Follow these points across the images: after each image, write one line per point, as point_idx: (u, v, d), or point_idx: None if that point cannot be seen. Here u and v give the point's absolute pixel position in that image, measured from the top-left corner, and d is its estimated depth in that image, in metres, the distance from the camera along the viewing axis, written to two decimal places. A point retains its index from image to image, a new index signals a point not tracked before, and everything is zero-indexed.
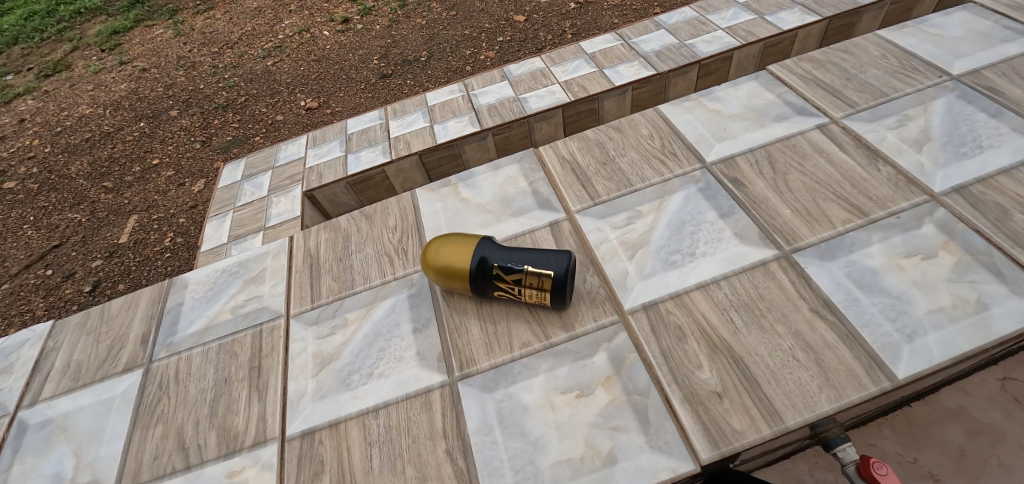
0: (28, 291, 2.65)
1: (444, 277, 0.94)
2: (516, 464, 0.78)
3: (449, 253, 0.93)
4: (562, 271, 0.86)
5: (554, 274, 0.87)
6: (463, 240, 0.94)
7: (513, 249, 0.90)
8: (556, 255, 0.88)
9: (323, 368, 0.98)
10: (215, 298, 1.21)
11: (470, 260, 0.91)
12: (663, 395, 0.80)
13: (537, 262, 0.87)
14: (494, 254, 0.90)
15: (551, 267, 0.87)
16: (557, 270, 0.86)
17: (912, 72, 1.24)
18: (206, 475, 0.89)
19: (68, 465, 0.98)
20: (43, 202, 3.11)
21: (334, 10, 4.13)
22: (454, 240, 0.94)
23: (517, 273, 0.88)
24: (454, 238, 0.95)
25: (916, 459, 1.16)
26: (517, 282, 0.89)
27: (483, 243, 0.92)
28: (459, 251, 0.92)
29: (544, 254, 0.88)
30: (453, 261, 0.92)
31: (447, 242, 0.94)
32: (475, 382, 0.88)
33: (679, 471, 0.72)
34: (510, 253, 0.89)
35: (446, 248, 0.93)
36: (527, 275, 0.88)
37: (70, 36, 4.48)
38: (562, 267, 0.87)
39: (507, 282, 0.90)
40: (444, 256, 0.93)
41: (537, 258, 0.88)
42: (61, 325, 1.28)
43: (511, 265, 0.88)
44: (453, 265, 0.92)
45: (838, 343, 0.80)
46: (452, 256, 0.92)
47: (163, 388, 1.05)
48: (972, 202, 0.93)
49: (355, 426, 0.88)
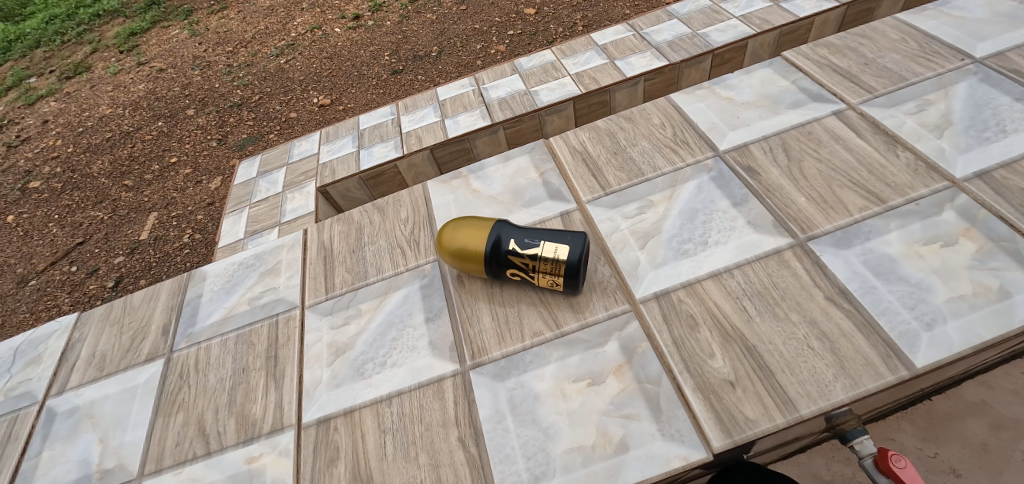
0: (54, 286, 2.74)
1: (459, 259, 0.94)
2: (527, 451, 0.78)
3: (465, 235, 0.93)
4: (576, 256, 0.87)
5: (568, 259, 0.87)
6: (478, 223, 0.93)
7: (529, 232, 0.90)
8: (571, 239, 0.87)
9: (338, 357, 0.99)
10: (233, 289, 1.23)
11: (485, 242, 0.91)
12: (674, 384, 0.80)
13: (553, 244, 0.88)
14: (509, 235, 0.91)
15: (566, 252, 0.87)
16: (571, 255, 0.87)
17: (933, 56, 1.21)
18: (226, 461, 0.92)
19: (94, 450, 1.02)
20: (67, 200, 3.20)
21: (345, 7, 4.16)
22: (470, 223, 0.94)
23: (532, 256, 0.88)
24: (470, 220, 0.94)
25: (937, 453, 1.14)
26: (532, 265, 0.89)
27: (499, 225, 0.92)
28: (474, 234, 0.92)
29: (558, 239, 0.88)
30: (468, 244, 0.92)
31: (462, 224, 0.94)
32: (487, 370, 0.89)
33: (691, 459, 0.72)
34: (526, 237, 0.89)
35: (461, 230, 0.93)
36: (541, 259, 0.88)
37: (89, 39, 4.57)
38: (576, 252, 0.87)
39: (522, 265, 0.90)
40: (459, 239, 0.93)
41: (552, 239, 0.88)
42: (86, 317, 1.32)
43: (526, 249, 0.89)
44: (468, 248, 0.93)
45: (854, 332, 0.79)
46: (467, 239, 0.93)
47: (184, 376, 1.08)
48: (995, 188, 0.91)
49: (369, 414, 0.89)
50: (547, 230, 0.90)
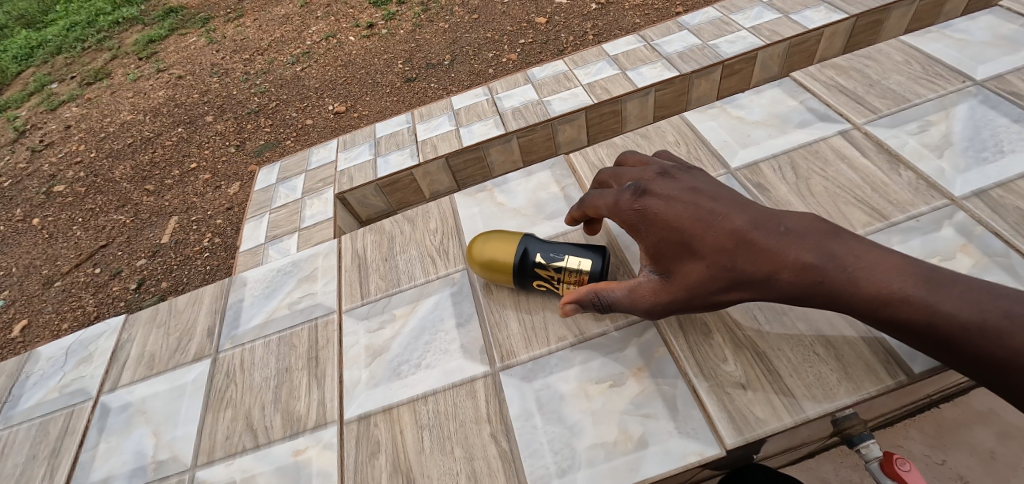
0: (79, 288, 2.85)
1: (487, 269, 1.02)
2: (554, 446, 0.86)
3: (494, 248, 1.01)
4: (599, 268, 0.94)
5: (592, 271, 0.94)
6: (507, 237, 1.01)
7: (554, 247, 0.97)
8: (594, 253, 0.95)
9: (375, 359, 1.07)
10: (273, 295, 1.31)
11: (512, 254, 0.99)
12: (690, 385, 0.86)
13: (577, 256, 0.95)
14: (534, 248, 0.98)
15: (589, 265, 0.94)
16: (594, 268, 0.94)
17: (935, 78, 1.27)
18: (274, 454, 1.00)
19: (148, 443, 1.11)
20: (90, 204, 3.32)
21: (359, 16, 4.26)
22: (499, 237, 1.02)
23: (557, 267, 0.95)
24: (498, 234, 1.02)
25: (944, 460, 1.19)
26: (557, 276, 0.96)
27: (526, 239, 0.99)
28: (502, 247, 1.00)
29: (582, 253, 0.95)
30: (497, 255, 1.00)
31: (491, 238, 1.02)
32: (516, 372, 0.96)
33: (706, 455, 0.79)
34: (551, 251, 0.96)
35: (491, 243, 1.01)
36: (566, 272, 0.95)
37: (109, 46, 4.73)
38: (599, 264, 0.94)
39: (547, 275, 0.97)
40: (488, 251, 1.01)
41: (577, 252, 0.95)
42: (133, 319, 1.42)
43: (552, 262, 0.96)
44: (497, 259, 1.00)
45: (857, 339, 0.85)
46: (496, 251, 1.00)
47: (230, 375, 1.16)
48: (991, 206, 0.97)
49: (406, 411, 0.97)
50: (571, 245, 0.97)
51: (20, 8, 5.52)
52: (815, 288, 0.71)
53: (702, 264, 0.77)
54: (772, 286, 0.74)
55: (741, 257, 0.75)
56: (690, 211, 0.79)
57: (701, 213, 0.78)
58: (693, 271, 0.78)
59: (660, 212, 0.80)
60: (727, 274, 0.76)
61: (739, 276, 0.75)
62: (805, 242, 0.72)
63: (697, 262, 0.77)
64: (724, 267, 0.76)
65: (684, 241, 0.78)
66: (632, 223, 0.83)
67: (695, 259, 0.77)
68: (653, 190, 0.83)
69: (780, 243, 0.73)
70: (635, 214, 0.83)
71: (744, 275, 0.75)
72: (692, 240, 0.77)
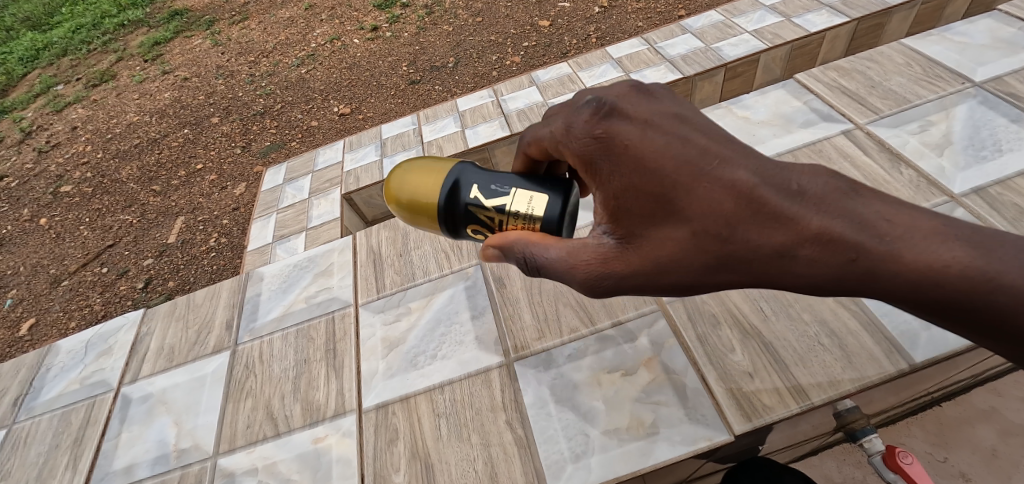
0: (87, 287, 2.88)
1: (409, 212, 0.77)
2: (569, 432, 0.89)
3: (416, 181, 0.76)
4: (555, 209, 0.71)
5: (546, 214, 0.71)
6: (432, 167, 0.77)
7: (495, 179, 0.75)
8: (551, 191, 0.72)
9: (392, 350, 1.11)
10: (290, 289, 1.35)
11: (439, 188, 0.75)
12: (699, 374, 0.89)
13: (528, 193, 0.72)
14: (472, 179, 0.75)
15: (542, 204, 0.71)
16: (549, 209, 0.71)
17: (935, 79, 1.30)
18: (295, 441, 1.03)
19: (170, 432, 1.14)
20: (98, 204, 3.36)
21: (363, 19, 4.31)
22: (422, 166, 0.78)
23: (500, 207, 0.73)
24: (421, 164, 0.78)
25: (947, 458, 1.18)
26: (500, 219, 0.74)
27: (458, 168, 0.76)
28: (425, 179, 0.76)
29: (533, 189, 0.73)
30: (419, 192, 0.76)
31: (413, 169, 0.78)
32: (530, 362, 0.99)
33: (715, 440, 0.82)
34: (491, 184, 0.74)
35: (411, 175, 0.77)
36: (512, 214, 0.73)
37: (115, 48, 4.78)
38: (555, 204, 0.71)
39: (488, 218, 0.74)
40: (409, 186, 0.77)
41: (527, 187, 0.73)
42: (151, 314, 1.45)
43: (492, 199, 0.73)
44: (419, 197, 0.76)
45: (860, 330, 0.89)
46: (417, 186, 0.76)
47: (250, 367, 1.20)
48: (990, 203, 1.00)
49: (423, 400, 1.00)
50: (519, 179, 0.75)
51: (25, 11, 5.58)
52: (847, 269, 0.49)
53: (684, 229, 0.56)
54: (787, 264, 0.53)
55: (746, 221, 0.53)
56: (674, 153, 0.56)
57: (686, 157, 0.56)
58: (671, 237, 0.57)
59: (632, 145, 0.58)
60: (721, 246, 0.55)
61: (739, 252, 0.54)
62: (824, 203, 0.51)
63: (679, 226, 0.56)
64: (718, 235, 0.55)
65: (663, 193, 0.56)
66: (591, 160, 0.61)
67: (677, 222, 0.56)
68: (622, 110, 0.60)
69: (795, 201, 0.52)
70: (597, 143, 0.60)
71: (748, 247, 0.54)
72: (672, 198, 0.56)
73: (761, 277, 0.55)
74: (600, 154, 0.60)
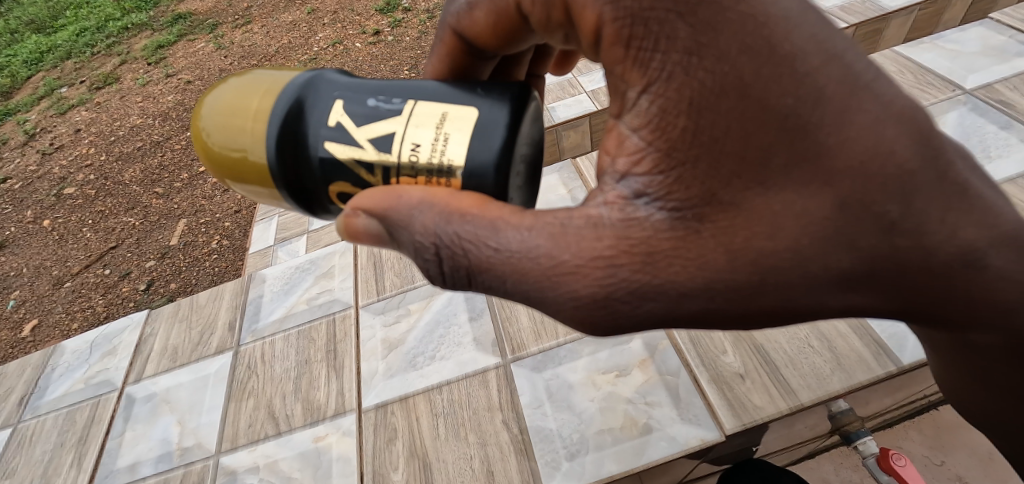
0: (89, 289, 2.90)
1: (234, 172, 0.54)
2: (564, 432, 0.91)
3: (230, 125, 0.53)
4: (478, 146, 0.47)
5: (462, 153, 0.47)
6: (250, 98, 0.54)
7: (371, 106, 0.51)
8: (469, 115, 0.48)
9: (392, 351, 1.13)
10: (292, 291, 1.37)
11: (273, 117, 0.52)
12: (692, 375, 0.92)
13: (424, 120, 0.49)
14: (335, 93, 0.53)
15: (454, 138, 0.48)
16: (469, 145, 0.47)
17: (927, 87, 1.33)
18: (296, 440, 1.05)
19: (174, 431, 1.16)
20: (101, 206, 3.38)
21: (365, 23, 4.34)
22: (238, 100, 0.54)
23: (383, 151, 0.50)
24: (235, 96, 0.54)
25: (944, 462, 1.06)
26: (388, 171, 0.50)
27: (308, 94, 0.53)
28: (246, 118, 0.53)
29: (435, 114, 0.49)
30: (238, 139, 0.53)
31: (224, 106, 0.54)
32: (526, 363, 1.01)
33: (707, 440, 0.83)
34: (364, 111, 0.51)
35: (224, 117, 0.53)
36: (404, 161, 0.49)
37: (119, 51, 4.82)
38: (475, 136, 0.47)
39: (366, 170, 0.51)
40: (225, 133, 0.53)
41: (423, 112, 0.50)
42: (155, 314, 1.47)
43: (370, 136, 0.50)
44: (240, 146, 0.53)
45: (849, 333, 0.91)
46: (235, 130, 0.53)
47: (251, 367, 1.22)
48: None
49: (422, 400, 1.02)
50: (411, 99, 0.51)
51: (30, 14, 5.63)
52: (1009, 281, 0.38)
53: (837, 205, 0.35)
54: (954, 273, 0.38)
55: (933, 207, 0.35)
56: (842, 70, 0.34)
57: (859, 76, 0.34)
58: (801, 214, 0.36)
59: (782, 56, 0.34)
60: (885, 240, 0.35)
61: (909, 250, 0.36)
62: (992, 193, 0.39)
63: (828, 198, 0.35)
64: (887, 219, 0.35)
65: (825, 145, 0.34)
66: (686, 64, 0.36)
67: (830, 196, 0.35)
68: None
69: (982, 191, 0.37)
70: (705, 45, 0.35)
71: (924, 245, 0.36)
72: (834, 151, 0.34)
73: (903, 295, 0.39)
74: (708, 51, 0.35)
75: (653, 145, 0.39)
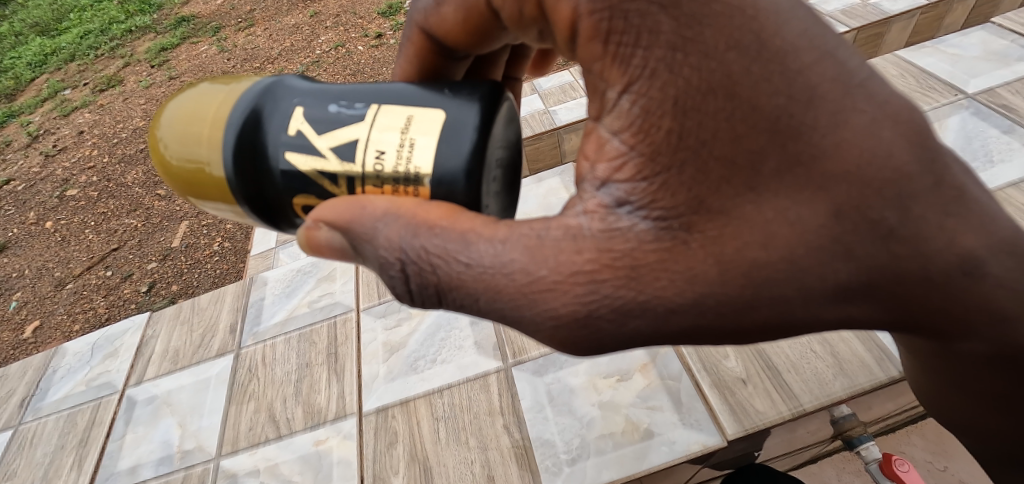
0: (91, 290, 2.91)
1: (192, 184, 0.54)
2: (565, 436, 0.90)
3: (187, 136, 0.53)
4: (448, 152, 0.47)
5: (430, 160, 0.47)
6: (206, 108, 0.54)
7: (335, 111, 0.51)
8: (437, 119, 0.48)
9: (393, 354, 1.13)
10: (293, 294, 1.37)
11: (233, 125, 0.52)
12: (694, 380, 0.91)
13: (389, 126, 0.49)
14: (295, 100, 0.53)
15: (421, 145, 0.48)
16: (438, 151, 0.47)
17: (929, 91, 1.33)
18: (297, 443, 1.05)
19: (174, 433, 1.16)
20: (103, 208, 3.39)
21: (367, 26, 4.34)
22: (194, 111, 0.54)
23: (346, 158, 0.50)
24: (192, 107, 0.55)
25: (947, 467, 1.06)
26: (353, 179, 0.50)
27: (268, 103, 0.53)
28: (203, 128, 0.53)
29: (399, 120, 0.49)
30: (195, 149, 0.53)
31: (182, 117, 0.54)
32: (528, 367, 1.01)
33: (708, 445, 0.83)
34: (326, 117, 0.51)
35: (181, 129, 0.54)
36: (369, 168, 0.49)
37: (122, 53, 4.84)
38: (444, 141, 0.47)
39: (328, 180, 0.50)
40: (182, 144, 0.53)
41: (387, 118, 0.50)
42: (157, 316, 1.47)
43: (333, 144, 0.50)
44: (196, 157, 0.53)
45: (852, 338, 0.91)
46: (192, 141, 0.53)
47: (252, 370, 1.21)
48: None
49: (422, 404, 1.02)
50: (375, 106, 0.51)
51: (34, 16, 5.66)
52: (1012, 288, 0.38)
53: (831, 212, 0.35)
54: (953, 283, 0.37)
55: (931, 212, 0.35)
56: (835, 68, 0.34)
57: (850, 75, 0.34)
58: (794, 221, 0.35)
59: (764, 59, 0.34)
60: (882, 246, 0.35)
61: (908, 258, 0.35)
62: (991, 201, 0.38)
63: (823, 204, 0.35)
64: (883, 224, 0.35)
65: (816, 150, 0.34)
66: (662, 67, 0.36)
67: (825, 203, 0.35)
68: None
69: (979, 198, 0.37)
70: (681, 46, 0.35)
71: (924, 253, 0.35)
72: (827, 154, 0.34)
73: (902, 305, 0.38)
74: (694, 47, 0.35)
75: (636, 149, 0.39)
